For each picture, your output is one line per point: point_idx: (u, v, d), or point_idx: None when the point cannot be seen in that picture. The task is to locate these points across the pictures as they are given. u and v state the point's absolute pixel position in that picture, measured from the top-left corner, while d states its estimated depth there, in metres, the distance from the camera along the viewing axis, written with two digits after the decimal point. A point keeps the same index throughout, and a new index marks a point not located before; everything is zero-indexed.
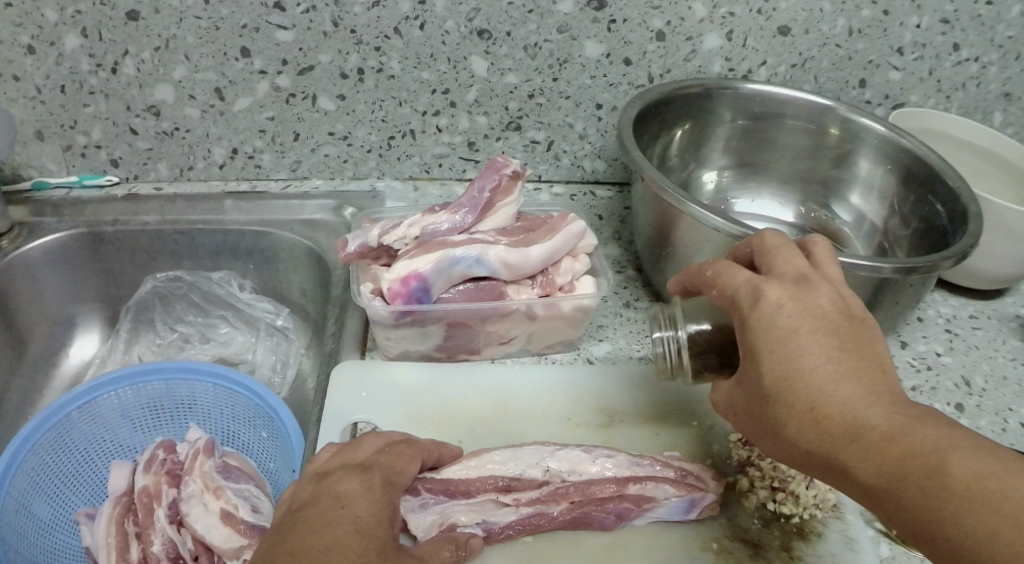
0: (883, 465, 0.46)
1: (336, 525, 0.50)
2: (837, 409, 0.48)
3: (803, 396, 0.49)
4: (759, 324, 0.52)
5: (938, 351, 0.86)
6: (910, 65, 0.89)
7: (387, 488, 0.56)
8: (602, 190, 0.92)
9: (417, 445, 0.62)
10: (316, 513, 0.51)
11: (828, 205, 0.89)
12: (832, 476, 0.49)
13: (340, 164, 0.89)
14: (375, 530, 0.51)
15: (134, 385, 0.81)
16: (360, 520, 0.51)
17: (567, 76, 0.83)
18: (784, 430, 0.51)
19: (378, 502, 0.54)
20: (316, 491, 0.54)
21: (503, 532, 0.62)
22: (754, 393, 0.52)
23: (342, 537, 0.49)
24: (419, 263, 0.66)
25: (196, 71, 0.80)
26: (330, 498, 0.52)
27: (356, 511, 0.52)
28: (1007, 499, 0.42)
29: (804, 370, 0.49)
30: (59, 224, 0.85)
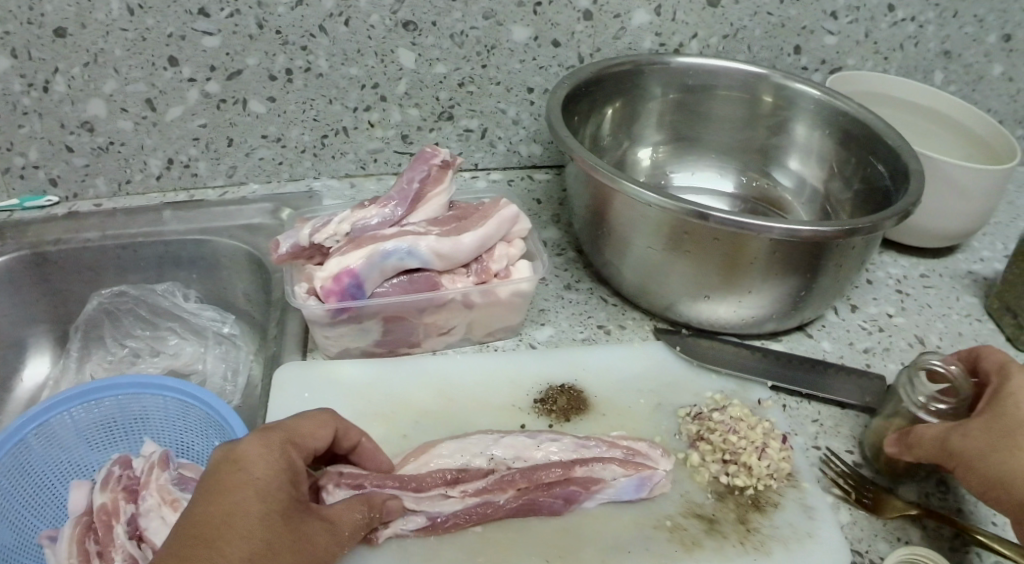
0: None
1: (235, 493, 0.51)
2: None
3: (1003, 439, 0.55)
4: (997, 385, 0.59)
5: (889, 312, 0.87)
6: (844, 29, 0.90)
7: (290, 449, 0.56)
8: (540, 174, 0.92)
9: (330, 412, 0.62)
10: (215, 481, 0.52)
11: (767, 172, 0.89)
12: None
13: (276, 166, 0.88)
14: (276, 494, 0.52)
15: (86, 404, 0.81)
16: (260, 484, 0.52)
17: (496, 62, 0.82)
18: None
19: (280, 464, 0.54)
20: (217, 456, 0.54)
21: (449, 522, 0.62)
22: (995, 429, 0.56)
23: (243, 505, 0.50)
24: (351, 258, 0.66)
25: (126, 84, 0.80)
26: (228, 464, 0.53)
27: (256, 476, 0.53)
28: None
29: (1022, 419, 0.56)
30: (2, 247, 0.84)
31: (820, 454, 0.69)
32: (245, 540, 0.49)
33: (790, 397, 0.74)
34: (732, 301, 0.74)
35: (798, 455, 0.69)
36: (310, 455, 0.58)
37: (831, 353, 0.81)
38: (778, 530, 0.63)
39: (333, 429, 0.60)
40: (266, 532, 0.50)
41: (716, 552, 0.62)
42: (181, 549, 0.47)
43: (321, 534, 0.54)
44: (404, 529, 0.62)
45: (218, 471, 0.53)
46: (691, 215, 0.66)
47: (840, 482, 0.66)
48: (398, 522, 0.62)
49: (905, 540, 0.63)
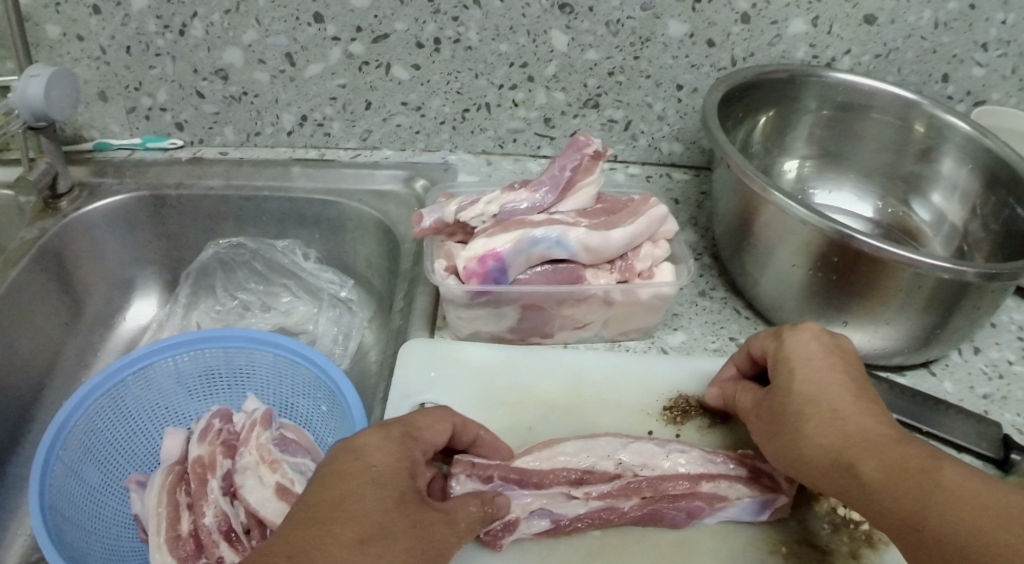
0: (889, 457, 0.49)
1: (350, 478, 0.49)
2: (855, 425, 0.52)
3: (854, 416, 0.53)
4: (795, 363, 0.57)
5: (1011, 358, 0.80)
6: (993, 62, 0.85)
7: (409, 442, 0.54)
8: (678, 173, 0.89)
9: (448, 411, 0.59)
10: (332, 468, 0.51)
11: (907, 201, 0.86)
12: (834, 483, 0.52)
13: (412, 135, 0.87)
14: (392, 481, 0.50)
15: (192, 352, 0.80)
16: (377, 472, 0.50)
17: (649, 55, 0.80)
18: (805, 434, 0.53)
19: (397, 454, 0.52)
20: (339, 448, 0.53)
21: (572, 525, 0.61)
22: (762, 414, 0.58)
23: (358, 488, 0.49)
24: (498, 242, 0.64)
25: (267, 35, 0.78)
26: (345, 452, 0.51)
27: (372, 463, 0.50)
28: (939, 481, 0.47)
29: (815, 396, 0.55)
30: (120, 186, 0.84)
31: None
32: (357, 522, 0.47)
33: (911, 434, 0.71)
34: (869, 330, 0.70)
35: None
36: (428, 450, 0.55)
37: (951, 395, 0.76)
38: None
39: (450, 425, 0.58)
40: (380, 516, 0.48)
41: None
42: (295, 531, 0.46)
43: (439, 527, 0.50)
44: (525, 532, 0.60)
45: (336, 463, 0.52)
46: (841, 237, 0.64)
47: None
48: (520, 525, 0.60)
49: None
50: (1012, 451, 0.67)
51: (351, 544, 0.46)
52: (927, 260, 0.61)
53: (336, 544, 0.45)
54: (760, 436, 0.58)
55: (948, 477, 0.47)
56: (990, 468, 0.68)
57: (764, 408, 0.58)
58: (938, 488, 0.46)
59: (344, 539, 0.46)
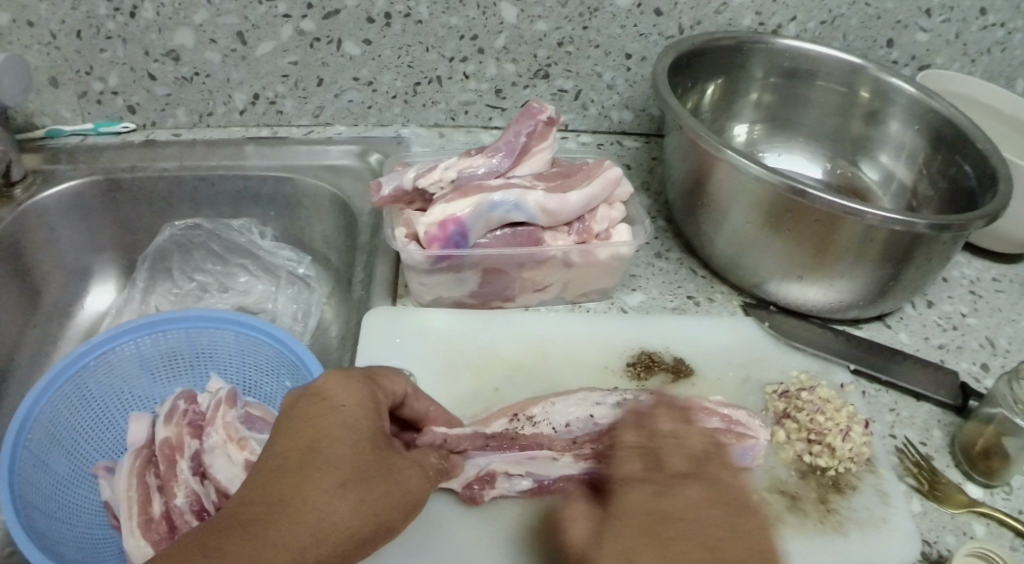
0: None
1: (322, 423, 0.49)
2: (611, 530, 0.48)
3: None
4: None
5: (963, 311, 0.83)
6: (936, 27, 0.88)
7: (373, 384, 0.54)
8: (630, 141, 0.91)
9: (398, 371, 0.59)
10: (300, 413, 0.50)
11: (857, 163, 0.88)
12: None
13: (365, 110, 0.87)
14: (362, 423, 0.51)
15: (153, 335, 0.79)
16: (346, 413, 0.51)
17: (598, 25, 0.81)
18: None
19: (364, 396, 0.52)
20: (300, 392, 0.52)
21: (557, 484, 0.62)
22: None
23: (329, 433, 0.49)
24: (457, 208, 0.65)
25: (218, 15, 0.78)
26: (312, 397, 0.51)
27: (341, 405, 0.51)
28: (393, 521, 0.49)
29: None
30: (74, 172, 0.83)
31: (896, 443, 0.67)
32: (334, 468, 0.48)
33: (870, 384, 0.72)
34: (823, 284, 0.72)
35: (876, 442, 0.67)
36: (392, 396, 0.56)
37: (907, 345, 0.78)
38: (856, 515, 0.62)
39: (403, 383, 0.57)
40: (355, 459, 0.49)
41: (798, 529, 0.61)
42: (270, 479, 0.47)
43: (411, 467, 0.52)
44: (510, 490, 0.61)
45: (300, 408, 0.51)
46: (794, 193, 0.65)
47: (916, 473, 0.65)
48: (503, 482, 0.61)
49: (971, 534, 0.61)
50: (969, 397, 0.69)
51: (331, 490, 0.47)
52: (878, 214, 0.63)
53: (316, 490, 0.46)
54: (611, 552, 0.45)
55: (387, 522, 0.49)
56: (949, 414, 0.70)
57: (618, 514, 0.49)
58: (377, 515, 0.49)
59: (326, 486, 0.47)
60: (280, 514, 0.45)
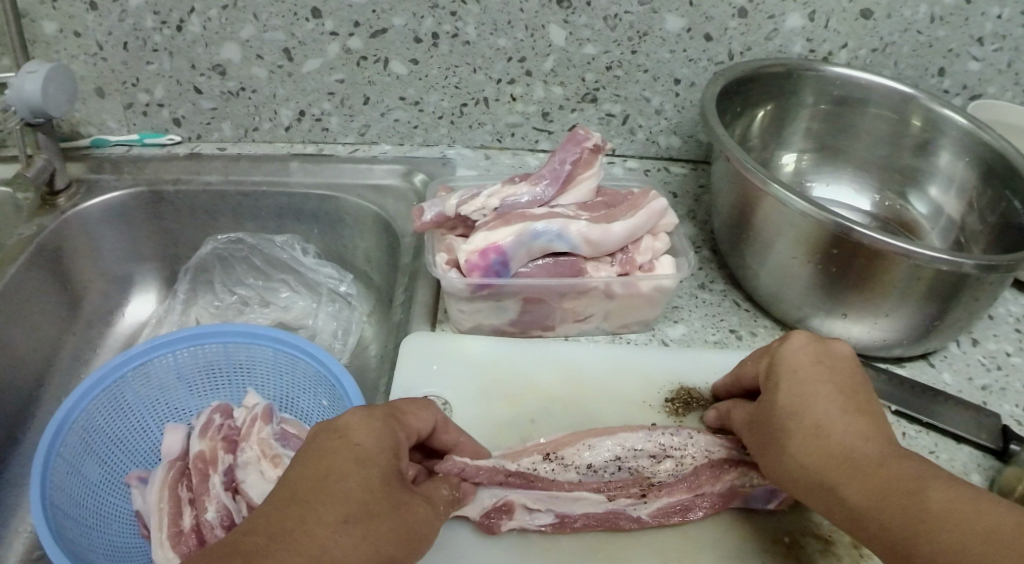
0: (814, 454, 0.51)
1: (336, 455, 0.49)
2: (838, 431, 0.51)
3: (829, 437, 0.51)
4: (777, 369, 0.56)
5: (1008, 350, 0.81)
6: (990, 56, 0.86)
7: (394, 422, 0.54)
8: (676, 166, 0.90)
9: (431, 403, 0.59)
10: (317, 445, 0.50)
11: (904, 195, 0.86)
12: (823, 503, 0.51)
13: (410, 130, 0.87)
14: (376, 459, 0.50)
15: (192, 348, 0.80)
16: (361, 450, 0.50)
17: (646, 49, 0.80)
18: (788, 451, 0.53)
19: (382, 432, 0.52)
20: (322, 425, 0.53)
21: (579, 522, 0.61)
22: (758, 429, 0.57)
23: (341, 466, 0.49)
24: (499, 235, 0.64)
25: (265, 31, 0.78)
26: (332, 430, 0.51)
27: (356, 441, 0.51)
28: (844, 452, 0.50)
29: (795, 414, 0.54)
30: (117, 182, 0.84)
31: None
32: (339, 502, 0.47)
33: (910, 425, 0.70)
34: (869, 323, 0.70)
35: None
36: (415, 435, 0.56)
37: (950, 386, 0.76)
38: None
39: (432, 415, 0.58)
40: (365, 495, 0.48)
41: None
42: (279, 509, 0.46)
43: (422, 509, 0.51)
44: (531, 525, 0.60)
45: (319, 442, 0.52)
46: (840, 230, 0.64)
47: None
48: (526, 516, 0.60)
49: None
50: (1011, 441, 0.67)
51: (337, 524, 0.46)
52: (930, 253, 0.61)
53: (320, 523, 0.45)
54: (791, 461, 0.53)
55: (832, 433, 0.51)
56: (989, 458, 0.68)
57: (877, 477, 0.48)
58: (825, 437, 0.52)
59: (329, 520, 0.46)
60: (282, 545, 0.44)
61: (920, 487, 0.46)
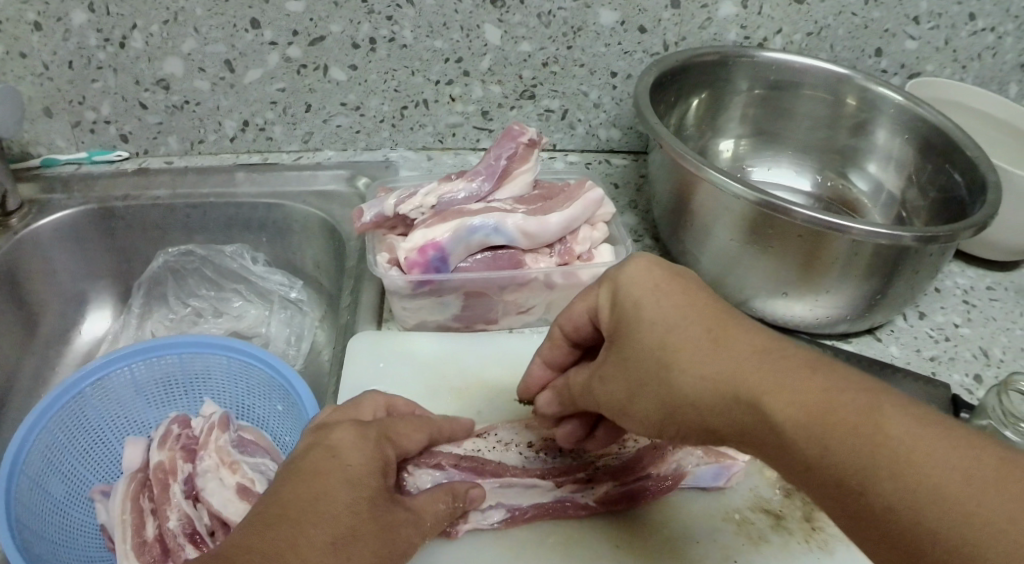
0: (713, 366, 0.44)
1: (327, 475, 0.50)
2: (740, 351, 0.44)
3: (734, 345, 0.44)
4: (638, 301, 0.48)
5: (955, 322, 0.82)
6: (925, 34, 0.87)
7: (381, 441, 0.55)
8: (618, 158, 0.91)
9: (424, 418, 0.61)
10: (308, 464, 0.50)
11: (845, 174, 0.88)
12: (732, 421, 0.44)
13: (353, 135, 0.88)
14: (366, 480, 0.51)
15: (147, 360, 0.80)
16: (352, 470, 0.51)
17: (582, 44, 0.81)
18: (682, 374, 0.45)
19: (371, 453, 0.53)
20: (309, 440, 0.53)
21: (529, 513, 0.62)
22: (630, 363, 0.48)
23: (331, 486, 0.49)
24: (436, 232, 0.66)
25: (206, 44, 0.79)
26: (322, 447, 0.52)
27: (346, 460, 0.51)
28: (748, 363, 0.43)
29: (671, 330, 0.46)
30: (68, 201, 0.85)
31: None
32: (329, 524, 0.47)
33: None
34: (808, 300, 0.72)
35: None
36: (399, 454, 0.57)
37: (897, 358, 0.78)
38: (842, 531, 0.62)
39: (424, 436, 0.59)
40: (353, 517, 0.48)
41: (782, 548, 0.61)
42: (268, 527, 0.46)
43: (405, 527, 0.52)
44: (483, 522, 0.61)
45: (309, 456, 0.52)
46: (775, 210, 0.65)
47: None
48: (478, 515, 0.61)
49: None
50: (961, 410, 0.69)
51: (325, 546, 0.46)
52: (865, 230, 0.62)
53: (310, 544, 0.46)
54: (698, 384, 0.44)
55: (732, 347, 0.44)
56: None
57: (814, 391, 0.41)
58: (730, 350, 0.44)
59: (320, 542, 0.46)
60: None
61: (871, 403, 0.40)
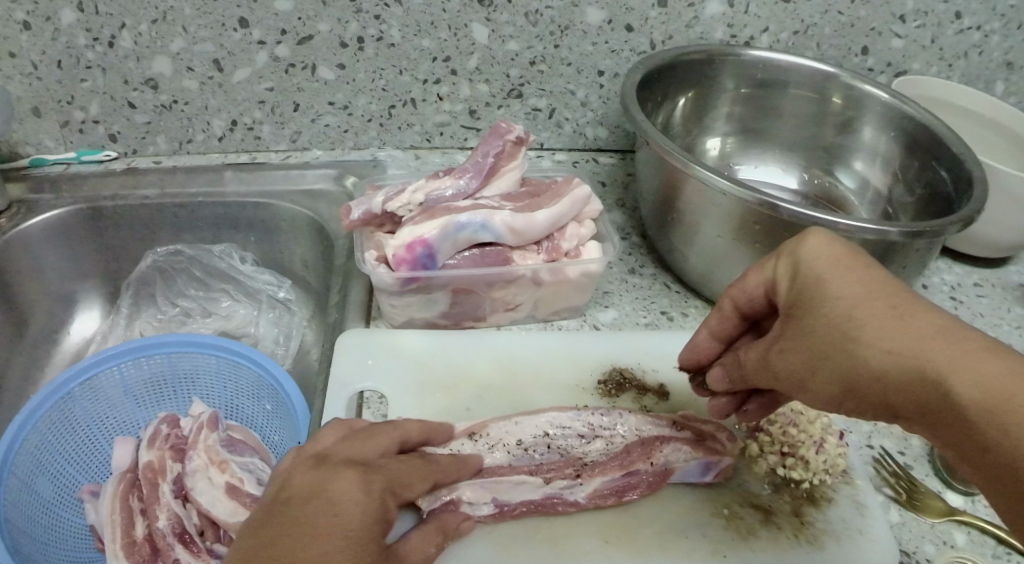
0: (903, 340, 0.44)
1: (325, 536, 0.46)
2: (904, 328, 0.44)
3: (916, 320, 0.44)
4: (823, 275, 0.48)
5: None
6: (911, 33, 0.88)
7: (387, 496, 0.51)
8: (605, 157, 0.91)
9: (431, 460, 0.58)
10: (308, 519, 0.47)
11: (831, 171, 0.88)
12: (912, 399, 0.44)
13: (341, 134, 0.88)
14: (365, 543, 0.48)
15: (137, 360, 0.81)
16: (353, 532, 0.47)
17: (569, 42, 0.82)
18: (867, 347, 0.45)
19: (375, 511, 0.49)
20: (311, 484, 0.49)
21: (517, 509, 0.62)
22: (803, 339, 0.48)
23: (328, 549, 0.46)
24: (424, 229, 0.66)
25: (195, 43, 0.79)
26: (323, 500, 0.48)
27: (348, 521, 0.48)
28: (915, 340, 0.44)
29: (860, 305, 0.46)
30: (57, 201, 0.84)
31: (874, 453, 0.68)
32: None
33: None
34: None
35: (852, 454, 0.67)
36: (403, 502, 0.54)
37: None
38: (831, 526, 0.63)
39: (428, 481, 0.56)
40: None
41: (772, 543, 0.62)
42: None
43: None
44: (470, 517, 0.61)
45: (306, 503, 0.48)
46: (764, 206, 0.65)
47: (894, 483, 0.65)
48: (465, 510, 0.61)
49: (952, 543, 0.61)
50: None
51: None
52: (851, 226, 0.63)
53: None
54: (874, 357, 0.45)
55: (920, 323, 0.44)
56: None
57: (999, 374, 0.41)
58: (907, 325, 0.44)
59: None
60: None
61: None
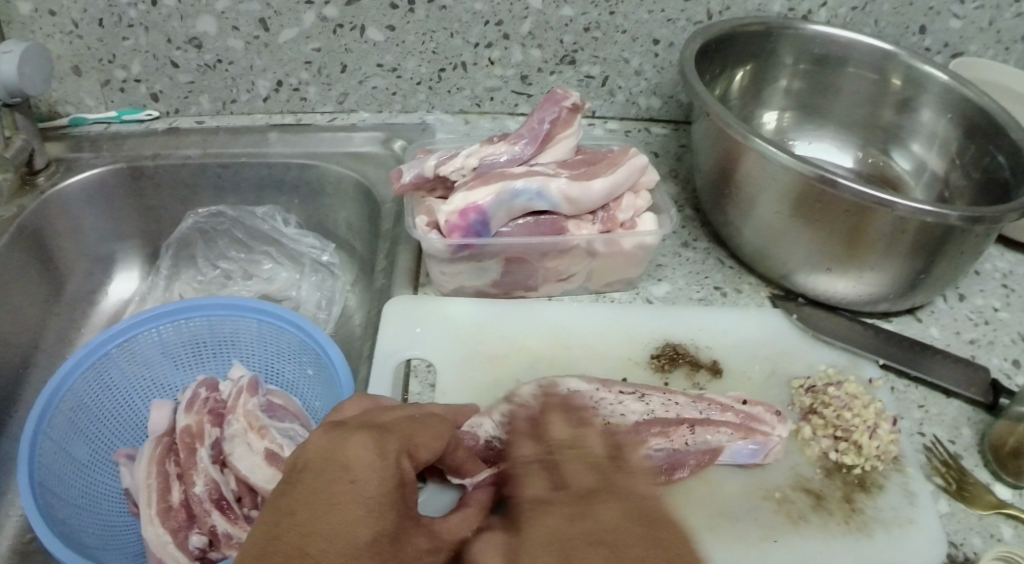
0: None
1: (339, 506, 0.42)
2: None
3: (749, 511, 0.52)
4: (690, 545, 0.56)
5: (996, 305, 0.80)
6: (971, 13, 0.85)
7: (403, 458, 0.46)
8: (658, 127, 0.90)
9: (445, 421, 0.52)
10: (321, 487, 0.43)
11: (888, 151, 0.86)
12: None
13: (389, 96, 0.86)
14: (384, 512, 0.42)
15: (175, 323, 0.79)
16: (369, 499, 0.42)
17: (625, 10, 0.79)
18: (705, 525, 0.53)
19: (391, 477, 0.44)
20: (322, 450, 0.45)
21: None
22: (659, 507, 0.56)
23: (345, 518, 0.41)
24: (478, 196, 0.64)
25: (240, 1, 0.77)
26: (334, 466, 0.44)
27: (364, 488, 0.43)
28: None
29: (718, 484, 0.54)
30: (97, 159, 0.83)
31: (925, 441, 0.65)
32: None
33: (899, 379, 0.69)
34: (853, 276, 0.69)
35: (904, 440, 0.64)
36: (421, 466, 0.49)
37: (938, 340, 0.76)
38: (881, 513, 0.60)
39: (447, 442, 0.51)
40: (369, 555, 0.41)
41: (821, 528, 0.59)
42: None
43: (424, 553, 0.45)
44: None
45: (317, 472, 0.44)
46: (823, 181, 0.63)
47: (944, 473, 0.63)
48: None
49: (999, 537, 0.59)
50: (1000, 395, 0.66)
51: None
52: (914, 206, 0.60)
53: None
54: None
55: None
56: (979, 412, 0.67)
57: None
58: None
59: None
60: None
61: None
